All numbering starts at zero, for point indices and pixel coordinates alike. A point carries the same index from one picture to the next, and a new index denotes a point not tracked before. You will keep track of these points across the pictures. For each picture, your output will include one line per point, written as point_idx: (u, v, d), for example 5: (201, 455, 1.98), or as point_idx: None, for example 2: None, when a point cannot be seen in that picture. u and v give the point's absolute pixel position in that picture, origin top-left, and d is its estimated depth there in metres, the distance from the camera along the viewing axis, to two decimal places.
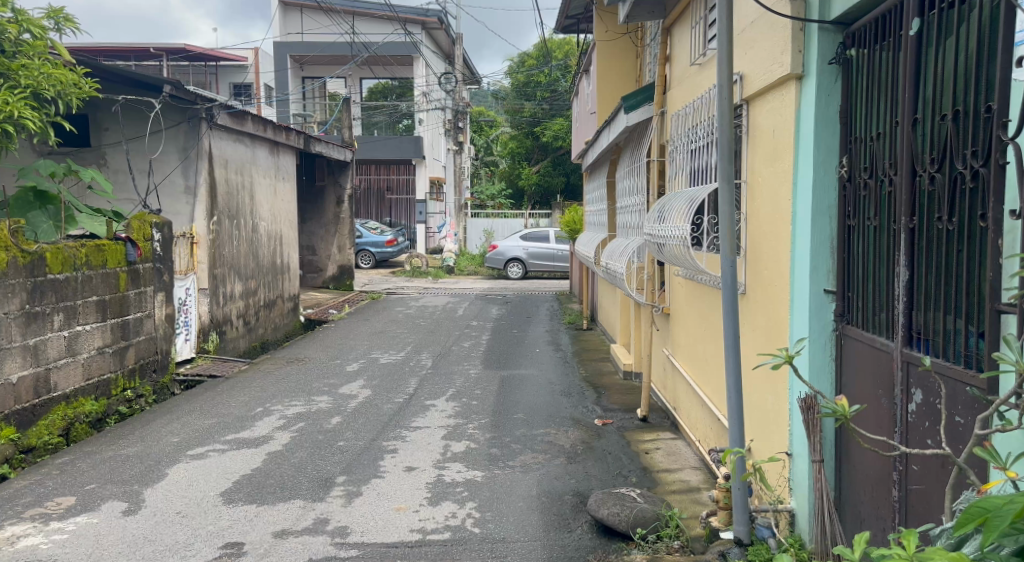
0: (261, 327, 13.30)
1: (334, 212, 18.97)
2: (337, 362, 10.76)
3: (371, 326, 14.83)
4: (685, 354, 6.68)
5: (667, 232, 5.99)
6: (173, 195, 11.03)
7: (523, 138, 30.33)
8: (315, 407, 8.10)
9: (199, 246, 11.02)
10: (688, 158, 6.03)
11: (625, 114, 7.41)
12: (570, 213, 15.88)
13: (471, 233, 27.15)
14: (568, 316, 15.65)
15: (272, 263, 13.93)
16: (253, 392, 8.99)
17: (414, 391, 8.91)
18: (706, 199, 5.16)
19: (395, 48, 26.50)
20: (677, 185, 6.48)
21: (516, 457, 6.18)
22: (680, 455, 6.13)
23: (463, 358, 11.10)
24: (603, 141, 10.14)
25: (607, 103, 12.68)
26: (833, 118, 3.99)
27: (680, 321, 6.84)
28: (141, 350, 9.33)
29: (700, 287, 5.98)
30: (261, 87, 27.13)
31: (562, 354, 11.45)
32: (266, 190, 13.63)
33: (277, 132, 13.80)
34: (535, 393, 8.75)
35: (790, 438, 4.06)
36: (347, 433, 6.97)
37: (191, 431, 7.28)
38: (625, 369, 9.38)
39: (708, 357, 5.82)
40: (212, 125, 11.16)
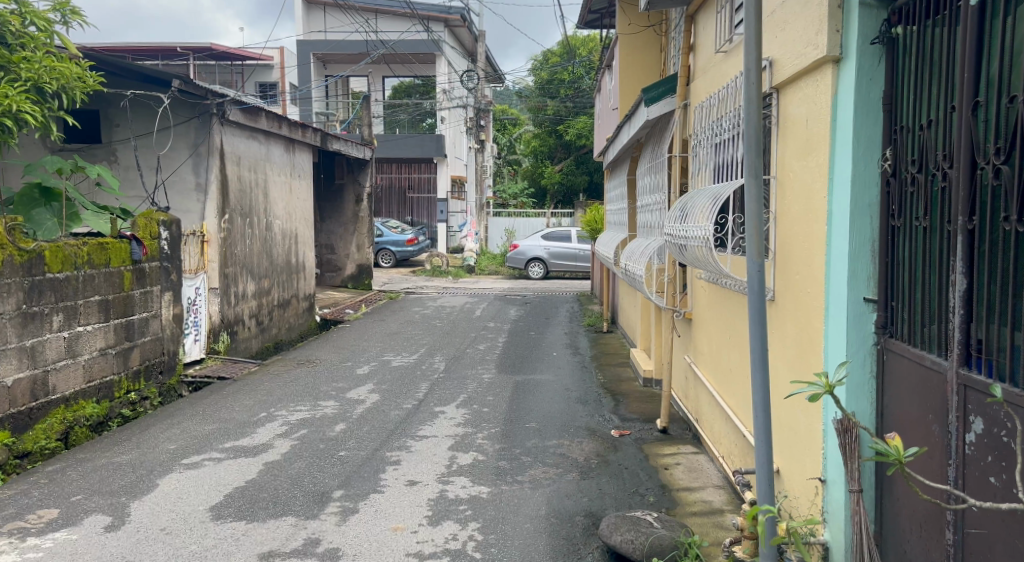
0: (276, 327, 13.03)
1: (353, 210, 18.69)
2: (349, 364, 10.47)
3: (386, 327, 14.53)
4: (707, 362, 6.31)
5: (691, 233, 5.62)
6: (182, 192, 10.76)
7: (545, 137, 29.96)
8: (321, 412, 7.79)
9: (210, 244, 10.74)
10: (713, 153, 5.65)
11: (646, 106, 7.03)
12: (592, 211, 15.57)
13: (493, 233, 26.94)
14: (589, 318, 15.27)
15: (287, 262, 13.65)
16: (260, 395, 8.70)
17: (425, 396, 8.58)
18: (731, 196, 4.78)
19: (417, 45, 26.22)
20: (700, 182, 6.10)
21: (525, 472, 5.86)
22: (701, 472, 5.79)
23: (478, 362, 10.75)
24: (623, 137, 9.76)
25: (629, 98, 12.27)
26: (875, 106, 3.60)
27: (702, 326, 6.47)
28: (146, 352, 9.03)
29: (723, 291, 5.61)
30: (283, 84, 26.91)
31: (581, 358, 11.09)
32: (281, 188, 13.36)
33: (293, 129, 13.53)
34: (550, 400, 8.39)
35: (825, 463, 3.68)
36: (351, 442, 6.66)
37: (190, 437, 6.97)
38: (645, 376, 9.01)
39: (732, 368, 5.45)
40: (223, 121, 10.84)
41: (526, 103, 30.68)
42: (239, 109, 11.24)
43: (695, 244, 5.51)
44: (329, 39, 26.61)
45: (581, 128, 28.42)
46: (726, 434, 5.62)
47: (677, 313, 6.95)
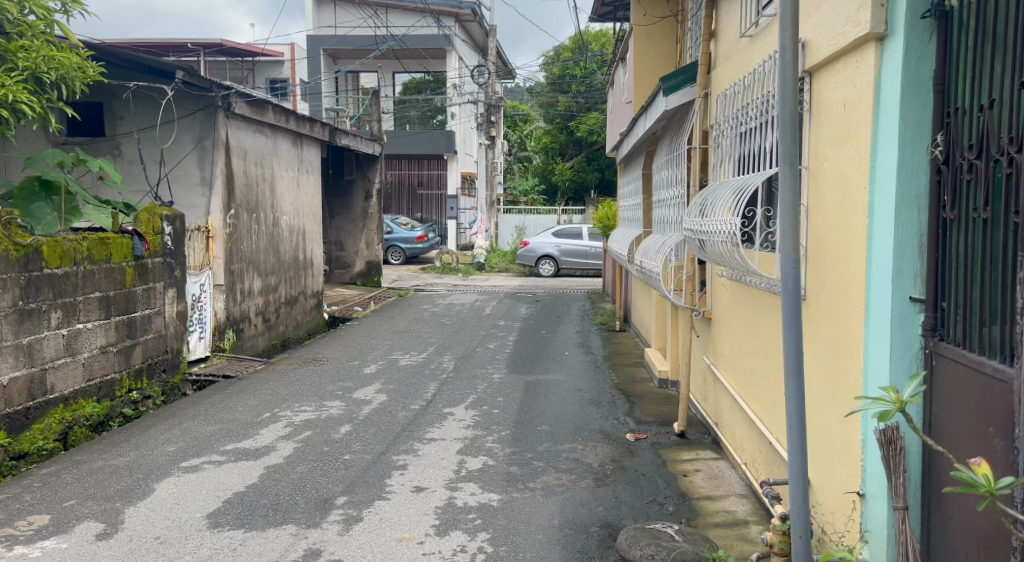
0: (282, 324, 12.80)
1: (363, 207, 18.46)
2: (356, 363, 10.24)
3: (395, 325, 14.30)
4: (728, 364, 6.05)
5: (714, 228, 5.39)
6: (187, 187, 10.56)
7: (556, 133, 29.70)
8: (327, 413, 7.55)
9: (215, 240, 10.52)
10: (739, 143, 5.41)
11: (664, 96, 6.78)
12: (604, 207, 15.30)
13: (503, 230, 26.67)
14: (601, 316, 15.00)
15: (294, 258, 13.43)
16: (264, 394, 8.47)
17: (433, 397, 8.33)
18: (760, 187, 4.51)
19: (428, 40, 25.99)
20: (723, 175, 5.87)
21: (537, 479, 5.61)
22: (723, 480, 5.54)
23: (488, 361, 10.50)
24: (639, 131, 9.52)
25: (644, 91, 11.98)
26: (925, 87, 3.32)
27: (722, 326, 6.23)
28: (149, 349, 8.81)
29: (747, 290, 5.36)
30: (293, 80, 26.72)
31: (593, 358, 10.83)
32: (289, 183, 13.13)
33: (301, 124, 13.32)
34: (563, 402, 8.14)
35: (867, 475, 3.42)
36: (356, 445, 6.42)
37: (191, 438, 6.73)
38: (660, 377, 8.75)
39: (756, 370, 5.21)
40: (229, 114, 10.61)
41: (537, 99, 30.40)
42: (246, 102, 11.03)
43: (719, 239, 5.28)
44: (339, 34, 26.38)
45: (592, 124, 28.14)
46: (750, 439, 5.39)
47: (696, 312, 6.71)
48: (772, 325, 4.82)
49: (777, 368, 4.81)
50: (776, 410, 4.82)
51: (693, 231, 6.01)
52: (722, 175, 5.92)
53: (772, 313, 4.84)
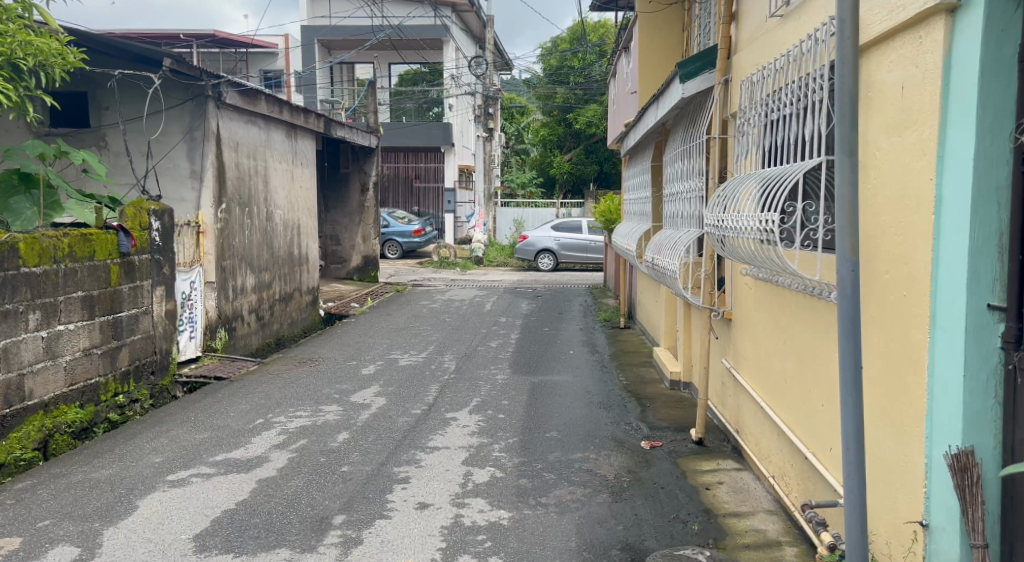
0: (277, 322, 12.41)
1: (359, 200, 18.05)
2: (353, 364, 9.83)
3: (393, 322, 13.89)
4: (753, 370, 5.68)
5: (740, 224, 5.03)
6: (177, 180, 10.15)
7: (555, 125, 29.24)
8: (323, 419, 7.15)
9: (206, 236, 10.12)
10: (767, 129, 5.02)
11: (681, 83, 6.40)
12: (606, 201, 14.88)
13: (501, 223, 26.24)
14: (604, 312, 14.62)
15: (288, 253, 13.01)
16: (257, 398, 8.06)
17: (435, 401, 7.93)
18: (803, 180, 4.08)
19: (424, 30, 25.56)
20: (747, 167, 5.50)
21: (549, 493, 5.23)
22: (749, 494, 5.18)
23: (491, 361, 10.11)
24: (648, 121, 9.13)
25: (649, 81, 11.62)
26: (1006, 68, 3.10)
27: (745, 327, 5.90)
28: (136, 351, 8.39)
29: (778, 292, 5.00)
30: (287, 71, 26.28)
31: (599, 358, 10.44)
32: (283, 177, 12.72)
33: (295, 115, 12.92)
34: (571, 406, 7.75)
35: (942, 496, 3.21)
36: (354, 454, 6.02)
37: (179, 447, 6.32)
38: (672, 378, 8.37)
39: (785, 377, 4.88)
40: (220, 105, 10.21)
41: (535, 91, 29.95)
42: (237, 92, 10.63)
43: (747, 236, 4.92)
44: (333, 24, 25.95)
45: (590, 116, 27.65)
46: (778, 452, 5.05)
47: (716, 313, 6.34)
48: (807, 331, 4.49)
49: (810, 376, 4.47)
50: (807, 421, 4.51)
51: (716, 228, 5.65)
52: (745, 168, 5.55)
53: (807, 316, 4.50)
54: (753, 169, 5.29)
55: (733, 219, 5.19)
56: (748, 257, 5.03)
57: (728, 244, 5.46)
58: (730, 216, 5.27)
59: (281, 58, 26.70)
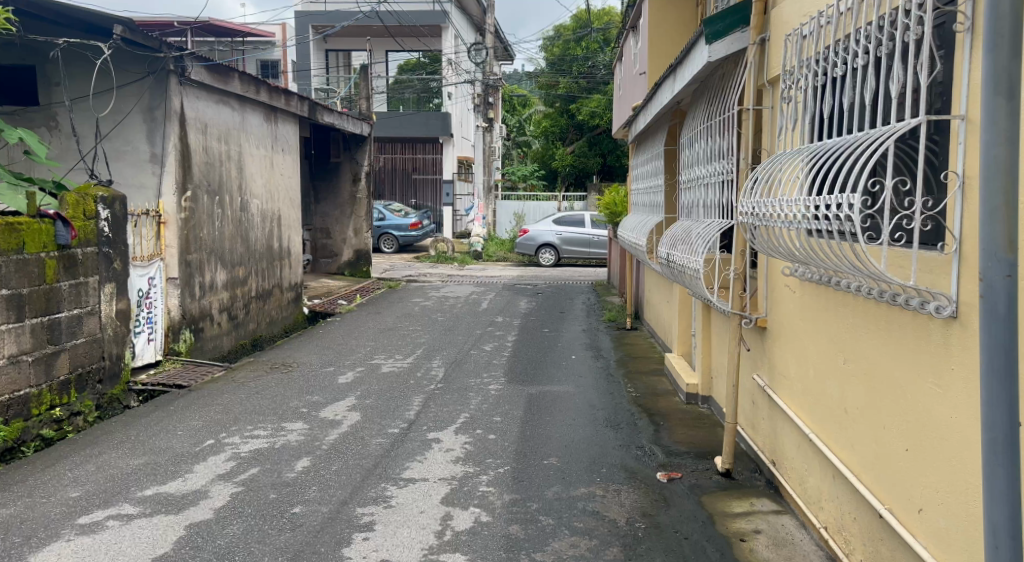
0: (253, 321, 11.36)
1: (350, 191, 16.98)
2: (330, 371, 8.81)
3: (380, 321, 12.86)
4: (796, 390, 4.71)
5: (788, 213, 4.18)
6: (136, 165, 9.14)
7: (557, 116, 28.20)
8: (284, 441, 6.11)
9: (168, 227, 9.14)
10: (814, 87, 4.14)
11: (707, 45, 5.50)
12: (610, 192, 13.86)
13: (501, 217, 25.20)
14: (609, 312, 13.58)
15: (267, 246, 11.97)
16: (213, 412, 7.03)
17: (417, 417, 6.92)
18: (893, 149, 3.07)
19: (422, 16, 24.57)
20: (790, 143, 4.64)
21: (546, 545, 4.23)
22: (796, 550, 4.16)
23: (484, 368, 9.08)
24: (662, 100, 8.16)
25: (659, 60, 10.65)
26: None
27: (785, 338, 4.95)
28: (77, 357, 7.32)
29: (838, 298, 4.01)
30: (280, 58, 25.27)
31: (604, 365, 9.42)
32: (260, 164, 11.68)
33: (274, 96, 11.92)
34: (572, 427, 6.73)
35: None
36: (312, 490, 5.00)
37: (106, 476, 5.30)
38: (688, 392, 7.42)
39: (844, 405, 3.92)
40: (184, 81, 9.21)
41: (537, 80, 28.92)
42: (206, 67, 9.62)
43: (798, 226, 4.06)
44: (328, 10, 24.96)
45: (594, 106, 26.58)
46: (833, 498, 4.07)
47: (747, 320, 5.38)
48: (879, 351, 3.51)
49: (882, 408, 3.49)
50: (877, 465, 3.55)
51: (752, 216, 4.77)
52: (787, 142, 4.68)
53: (878, 330, 3.53)
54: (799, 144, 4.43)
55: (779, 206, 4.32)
56: (799, 249, 4.13)
57: (768, 234, 4.56)
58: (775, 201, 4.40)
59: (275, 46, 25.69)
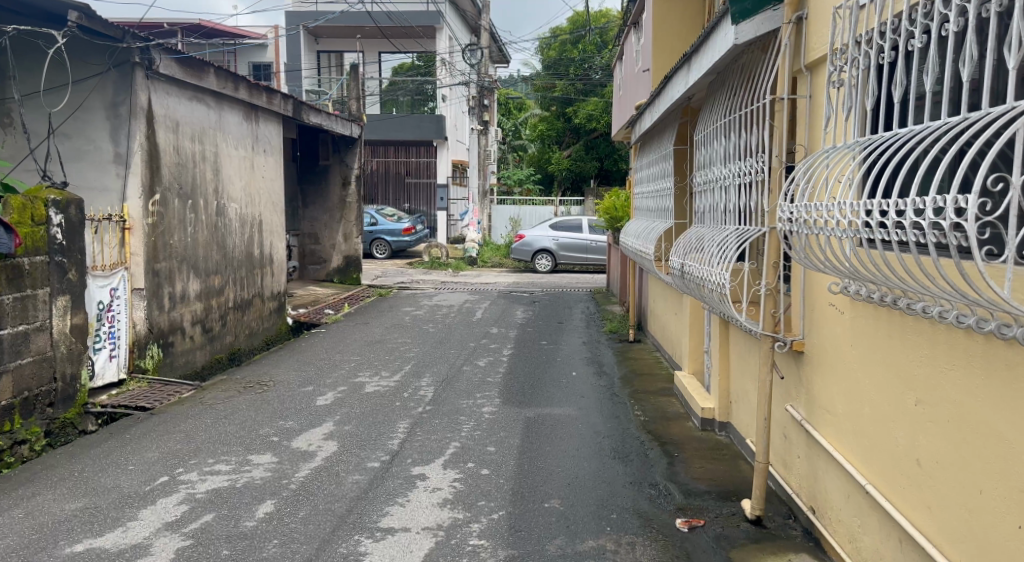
0: (231, 333, 10.59)
1: (340, 195, 16.24)
2: (309, 390, 8.06)
3: (368, 333, 12.13)
4: (844, 429, 4.15)
5: (840, 217, 3.62)
6: (99, 166, 8.39)
7: (553, 120, 27.47)
8: (247, 479, 5.40)
9: (134, 233, 8.37)
10: (870, 67, 3.64)
11: (733, 26, 5.00)
12: (610, 196, 13.15)
13: (496, 222, 24.46)
14: (610, 322, 12.85)
15: (247, 253, 11.22)
16: (173, 441, 6.29)
17: (401, 447, 6.18)
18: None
19: (415, 17, 23.88)
20: (833, 135, 4.14)
21: None
22: None
23: (478, 387, 8.34)
24: (672, 95, 7.56)
25: (665, 55, 9.93)
26: None
27: (830, 366, 4.38)
28: (22, 379, 6.58)
29: (909, 327, 3.46)
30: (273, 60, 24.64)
31: (608, 382, 8.70)
32: (240, 165, 10.94)
33: (257, 93, 11.28)
34: (576, 461, 6.01)
35: None
36: (272, 545, 4.31)
37: (34, 525, 4.56)
38: (704, 417, 6.88)
39: (916, 453, 3.38)
40: (152, 75, 8.47)
41: (533, 83, 28.23)
42: (176, 60, 8.89)
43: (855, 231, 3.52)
44: (319, 10, 24.24)
45: (592, 109, 25.83)
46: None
47: (781, 342, 4.78)
48: (990, 401, 2.98)
49: (990, 468, 2.99)
50: (987, 536, 3.00)
51: (789, 222, 4.22)
52: (830, 135, 4.19)
53: (986, 373, 3.00)
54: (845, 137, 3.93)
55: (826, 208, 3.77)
56: (853, 263, 3.59)
57: (812, 245, 4.01)
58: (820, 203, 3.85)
59: (270, 49, 25.06)
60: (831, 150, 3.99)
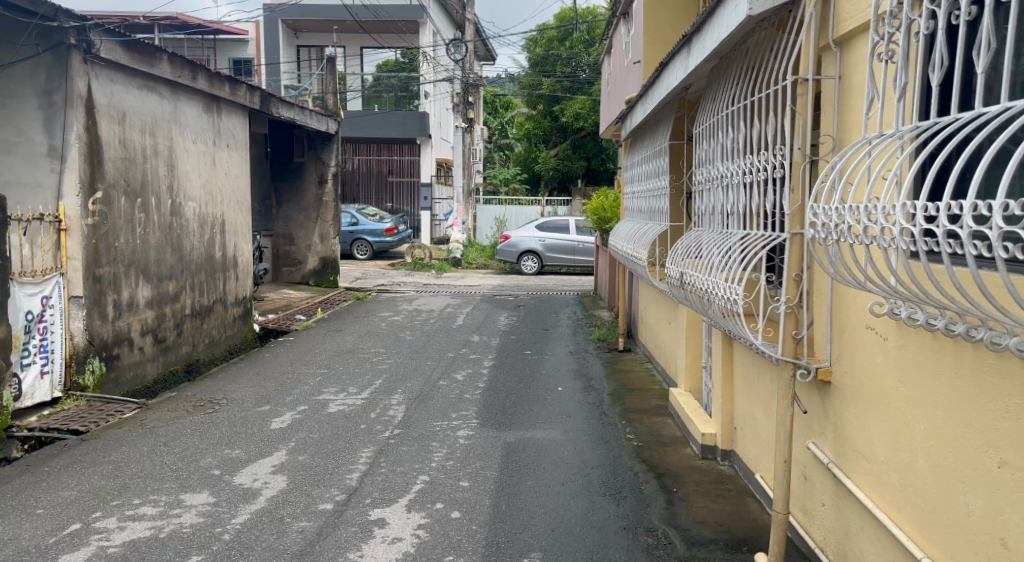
0: (189, 343, 9.73)
1: (316, 194, 15.41)
2: (267, 411, 7.23)
3: (341, 341, 11.31)
4: (886, 481, 3.44)
5: (897, 226, 2.88)
6: (31, 161, 7.54)
7: (539, 118, 26.68)
8: (173, 527, 4.70)
9: (71, 235, 7.52)
10: (936, 29, 2.88)
11: None
12: (598, 196, 12.34)
13: (481, 222, 23.64)
14: (598, 329, 12.06)
15: (207, 255, 10.36)
16: (98, 475, 5.47)
17: (361, 483, 5.38)
18: None
19: (399, 11, 23.00)
20: (877, 120, 3.39)
21: None
22: None
23: (454, 406, 7.55)
24: (667, 83, 6.76)
25: (657, 48, 9.17)
26: None
27: (863, 404, 3.64)
28: None
29: (1001, 369, 2.75)
30: (257, 57, 23.94)
31: (597, 399, 7.92)
32: (199, 161, 10.08)
33: (218, 83, 10.43)
34: (561, 501, 5.21)
35: None
36: None
37: None
38: (704, 444, 6.10)
39: (1001, 530, 2.77)
40: (91, 61, 7.72)
41: (519, 81, 27.44)
42: (121, 44, 8.07)
43: (917, 241, 2.80)
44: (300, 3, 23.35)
45: (579, 107, 25.01)
46: None
47: (803, 371, 4.03)
48: None
49: None
50: None
51: (818, 228, 3.46)
52: (872, 121, 3.44)
53: None
54: (893, 119, 3.17)
55: (870, 213, 3.02)
56: (911, 283, 2.86)
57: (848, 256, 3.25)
58: (861, 205, 3.09)
59: (253, 47, 24.47)
60: (874, 139, 3.22)
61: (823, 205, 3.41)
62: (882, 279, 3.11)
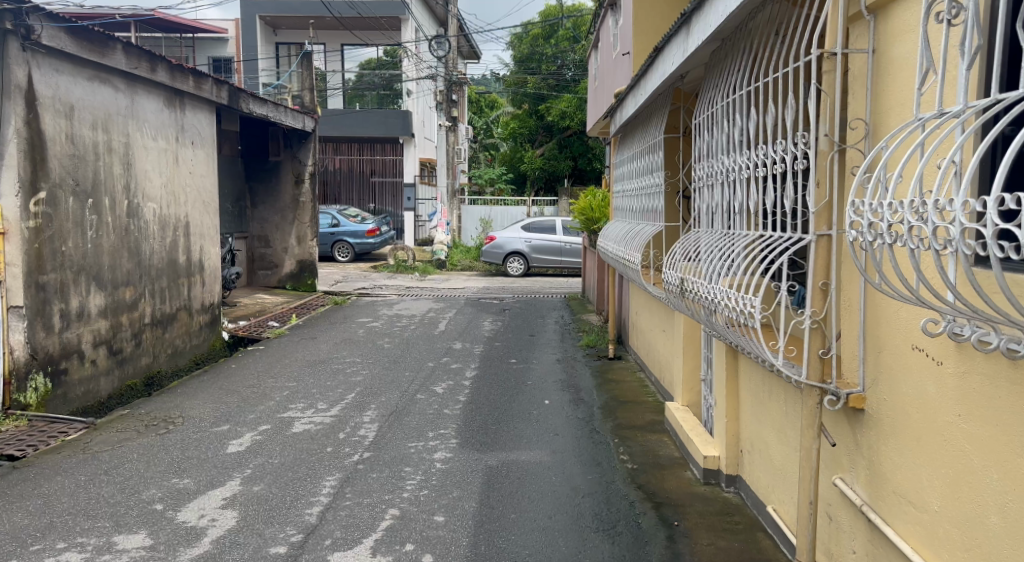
0: (148, 354, 9.04)
1: (292, 195, 14.75)
2: (227, 431, 6.59)
3: (314, 350, 10.66)
4: (944, 535, 2.83)
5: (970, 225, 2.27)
6: None
7: (524, 117, 26.07)
8: None
9: (9, 240, 6.86)
10: None
11: None
12: (586, 195, 11.74)
13: (466, 223, 23.01)
14: (587, 335, 11.44)
15: (170, 260, 9.68)
16: (22, 511, 4.83)
17: (321, 519, 4.76)
18: None
19: (380, 8, 22.27)
20: (930, 99, 2.78)
21: None
22: None
23: (431, 423, 6.91)
24: (662, 70, 6.14)
25: (648, 36, 8.56)
26: None
27: (908, 438, 3.03)
28: None
29: None
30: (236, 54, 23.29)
31: (587, 414, 7.30)
32: (160, 159, 9.42)
33: (180, 76, 9.77)
34: (548, 539, 4.59)
35: None
36: None
37: None
38: (706, 469, 5.47)
39: None
40: (31, 48, 7.09)
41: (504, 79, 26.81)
42: (68, 31, 7.44)
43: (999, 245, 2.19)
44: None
45: (565, 105, 24.40)
46: None
47: (831, 396, 3.42)
48: None
49: None
50: None
51: (855, 230, 2.85)
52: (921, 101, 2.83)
53: None
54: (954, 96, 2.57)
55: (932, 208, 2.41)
56: (989, 297, 2.26)
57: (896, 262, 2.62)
58: (918, 200, 2.47)
59: (233, 44, 23.83)
60: (930, 118, 2.61)
61: (862, 202, 2.79)
62: (944, 293, 2.50)
